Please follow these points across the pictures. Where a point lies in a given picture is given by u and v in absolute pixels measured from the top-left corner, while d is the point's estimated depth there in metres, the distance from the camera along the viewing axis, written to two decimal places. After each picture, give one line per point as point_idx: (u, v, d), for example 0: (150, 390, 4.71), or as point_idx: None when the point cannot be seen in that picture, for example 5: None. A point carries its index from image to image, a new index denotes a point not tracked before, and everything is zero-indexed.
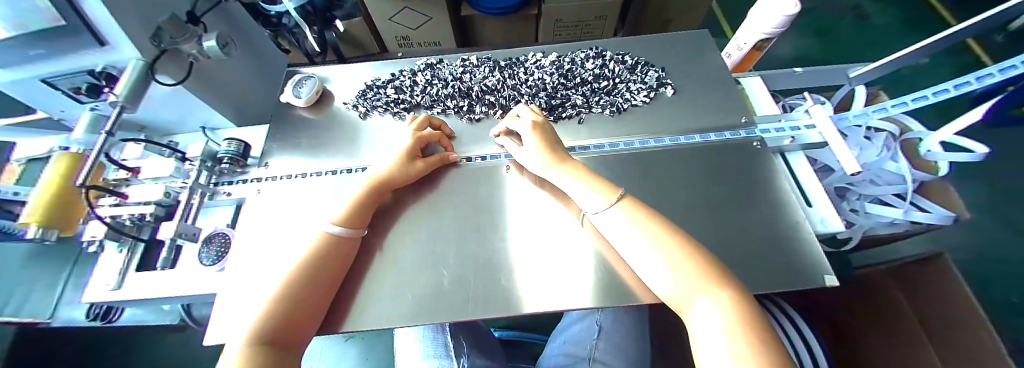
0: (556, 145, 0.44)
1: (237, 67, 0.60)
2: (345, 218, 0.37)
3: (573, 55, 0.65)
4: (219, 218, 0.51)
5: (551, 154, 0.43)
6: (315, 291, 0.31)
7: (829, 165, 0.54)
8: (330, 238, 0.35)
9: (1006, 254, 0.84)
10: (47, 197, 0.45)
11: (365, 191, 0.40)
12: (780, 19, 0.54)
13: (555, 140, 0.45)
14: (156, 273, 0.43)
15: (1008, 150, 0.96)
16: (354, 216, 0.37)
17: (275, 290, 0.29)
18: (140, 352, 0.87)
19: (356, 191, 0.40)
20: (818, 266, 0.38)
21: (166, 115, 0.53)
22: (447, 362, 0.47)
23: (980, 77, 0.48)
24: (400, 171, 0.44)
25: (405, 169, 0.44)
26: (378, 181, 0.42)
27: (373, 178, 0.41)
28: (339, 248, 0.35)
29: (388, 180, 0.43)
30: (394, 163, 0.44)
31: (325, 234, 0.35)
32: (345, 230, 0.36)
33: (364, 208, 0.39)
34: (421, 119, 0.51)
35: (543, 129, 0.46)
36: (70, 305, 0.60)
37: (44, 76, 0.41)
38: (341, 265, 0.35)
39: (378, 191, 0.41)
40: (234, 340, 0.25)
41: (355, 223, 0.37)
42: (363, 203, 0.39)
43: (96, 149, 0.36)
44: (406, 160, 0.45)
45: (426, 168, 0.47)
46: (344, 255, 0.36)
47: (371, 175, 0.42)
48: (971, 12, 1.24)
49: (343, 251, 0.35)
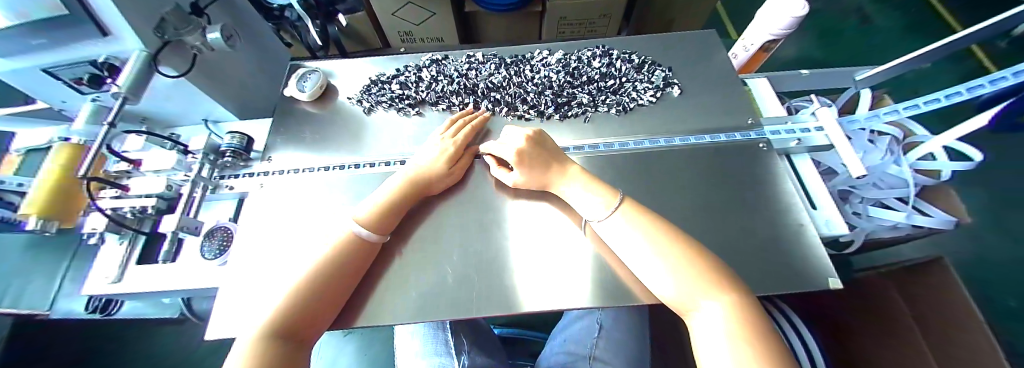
0: (550, 161, 0.43)
1: (241, 60, 0.60)
2: (372, 220, 0.36)
3: (579, 53, 0.64)
4: (220, 211, 0.50)
5: (547, 173, 0.42)
6: (331, 285, 0.31)
7: (834, 168, 0.54)
8: (356, 239, 0.35)
9: (1004, 259, 0.84)
10: (49, 185, 0.45)
11: (396, 194, 0.40)
12: (788, 20, 0.54)
13: (547, 155, 0.43)
14: (156, 267, 0.42)
15: (1008, 156, 0.96)
16: (381, 220, 0.37)
17: (293, 284, 0.29)
18: (138, 346, 0.86)
19: (387, 192, 0.39)
20: (823, 268, 0.38)
21: (168, 107, 0.53)
22: (447, 360, 0.47)
23: (971, 88, 0.49)
24: (433, 175, 0.44)
25: (436, 174, 0.44)
26: (410, 184, 0.42)
27: (405, 181, 0.41)
28: (362, 249, 0.35)
29: (417, 185, 0.42)
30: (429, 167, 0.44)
31: (351, 234, 0.35)
32: (371, 232, 0.36)
33: (394, 213, 0.39)
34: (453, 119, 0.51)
35: (533, 146, 0.43)
36: (68, 297, 0.60)
37: (45, 66, 0.41)
38: (362, 264, 0.35)
39: (410, 196, 0.41)
40: (247, 332, 0.25)
41: (381, 227, 0.37)
42: (393, 207, 0.39)
43: (98, 140, 0.35)
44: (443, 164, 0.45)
45: (460, 170, 0.47)
46: (365, 257, 0.35)
47: (404, 178, 0.42)
48: (975, 17, 1.24)
49: (366, 253, 0.35)
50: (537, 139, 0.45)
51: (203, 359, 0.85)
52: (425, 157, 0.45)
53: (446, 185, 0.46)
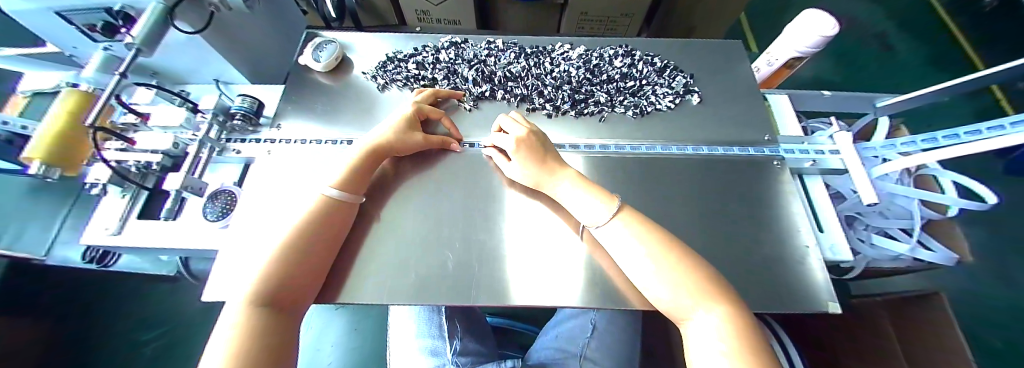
0: (547, 158, 0.42)
1: (259, 24, 0.59)
2: (345, 183, 0.37)
3: (601, 50, 0.63)
4: (225, 175, 0.49)
5: (541, 172, 0.41)
6: (302, 265, 0.29)
7: (844, 192, 0.54)
8: (331, 200, 0.35)
9: (999, 304, 0.84)
10: (43, 148, 0.43)
11: (360, 159, 0.40)
12: (816, 39, 0.53)
13: (545, 151, 0.43)
14: (159, 224, 0.42)
15: (1015, 201, 0.96)
16: (353, 183, 0.37)
17: (270, 253, 0.28)
18: (129, 299, 0.88)
19: (352, 157, 0.39)
20: (822, 292, 0.38)
21: (179, 63, 0.52)
22: (440, 343, 0.48)
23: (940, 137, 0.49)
24: (398, 138, 0.44)
25: (403, 140, 0.44)
26: (376, 147, 0.41)
27: (371, 144, 0.41)
28: (336, 211, 0.35)
29: (386, 147, 0.43)
30: (393, 129, 0.44)
31: (324, 197, 0.34)
32: (343, 194, 0.36)
33: (364, 178, 0.39)
34: (428, 92, 0.52)
35: (531, 142, 0.43)
36: (66, 244, 0.61)
37: (58, 8, 0.40)
38: (336, 232, 0.34)
39: (373, 158, 0.41)
40: (233, 301, 0.24)
41: (351, 189, 0.37)
42: (358, 170, 0.39)
43: (108, 90, 0.35)
44: (404, 129, 0.45)
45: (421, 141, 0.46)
46: (341, 218, 0.36)
47: (371, 142, 0.41)
48: (998, 55, 1.22)
49: (343, 213, 0.36)
50: (535, 136, 0.44)
51: (196, 320, 0.85)
52: (384, 125, 0.44)
53: (403, 150, 0.45)
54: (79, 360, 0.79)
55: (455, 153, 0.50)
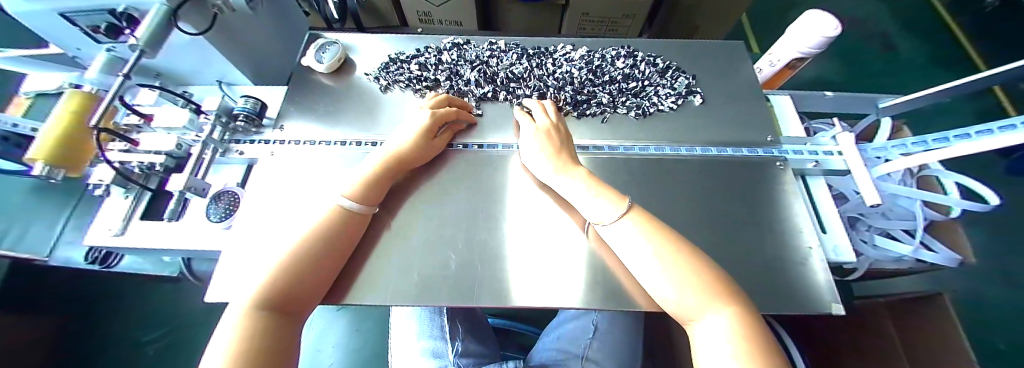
0: (564, 148, 0.44)
1: (262, 26, 0.59)
2: (361, 194, 0.36)
3: (603, 51, 0.63)
4: (228, 175, 0.50)
5: (557, 158, 0.42)
6: (309, 267, 0.29)
7: (847, 193, 0.53)
8: (344, 211, 0.34)
9: (1002, 305, 0.84)
10: (47, 150, 0.43)
11: (380, 168, 0.40)
12: (819, 39, 0.53)
13: (565, 142, 0.45)
14: (162, 224, 0.42)
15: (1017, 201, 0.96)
16: (371, 196, 0.37)
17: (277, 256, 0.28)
18: (131, 299, 0.88)
19: (371, 168, 0.39)
20: (825, 293, 0.38)
21: (182, 64, 0.52)
22: (442, 344, 0.48)
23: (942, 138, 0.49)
24: (417, 149, 0.43)
25: (420, 149, 0.44)
26: (395, 158, 0.41)
27: (389, 156, 0.41)
28: (351, 222, 0.35)
29: (404, 157, 0.42)
30: (414, 139, 0.43)
31: (340, 208, 0.34)
32: (359, 206, 0.36)
33: (381, 185, 0.39)
34: (440, 97, 0.49)
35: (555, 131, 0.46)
36: (69, 245, 0.61)
37: (62, 10, 0.40)
38: (348, 238, 0.34)
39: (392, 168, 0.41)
40: (237, 302, 0.24)
41: (367, 200, 0.37)
42: (376, 180, 0.39)
43: (111, 92, 0.35)
44: (425, 138, 0.45)
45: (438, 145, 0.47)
46: (353, 229, 0.35)
47: (386, 154, 0.41)
48: (1001, 55, 1.22)
49: (354, 227, 0.35)
50: (559, 127, 0.47)
51: (197, 320, 0.85)
52: (401, 137, 0.43)
53: (421, 158, 0.45)
54: (81, 360, 0.79)
55: (456, 154, 0.50)
